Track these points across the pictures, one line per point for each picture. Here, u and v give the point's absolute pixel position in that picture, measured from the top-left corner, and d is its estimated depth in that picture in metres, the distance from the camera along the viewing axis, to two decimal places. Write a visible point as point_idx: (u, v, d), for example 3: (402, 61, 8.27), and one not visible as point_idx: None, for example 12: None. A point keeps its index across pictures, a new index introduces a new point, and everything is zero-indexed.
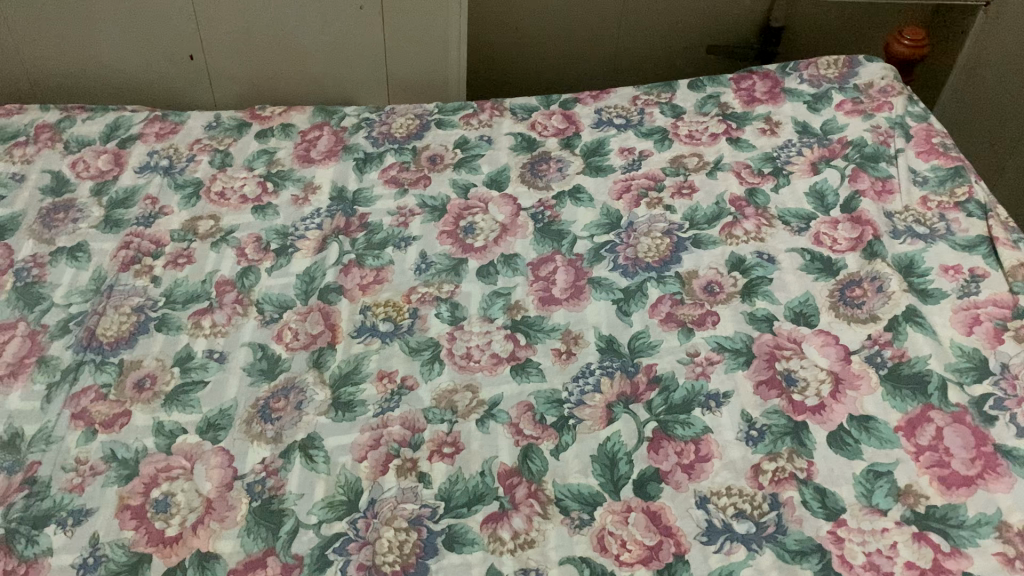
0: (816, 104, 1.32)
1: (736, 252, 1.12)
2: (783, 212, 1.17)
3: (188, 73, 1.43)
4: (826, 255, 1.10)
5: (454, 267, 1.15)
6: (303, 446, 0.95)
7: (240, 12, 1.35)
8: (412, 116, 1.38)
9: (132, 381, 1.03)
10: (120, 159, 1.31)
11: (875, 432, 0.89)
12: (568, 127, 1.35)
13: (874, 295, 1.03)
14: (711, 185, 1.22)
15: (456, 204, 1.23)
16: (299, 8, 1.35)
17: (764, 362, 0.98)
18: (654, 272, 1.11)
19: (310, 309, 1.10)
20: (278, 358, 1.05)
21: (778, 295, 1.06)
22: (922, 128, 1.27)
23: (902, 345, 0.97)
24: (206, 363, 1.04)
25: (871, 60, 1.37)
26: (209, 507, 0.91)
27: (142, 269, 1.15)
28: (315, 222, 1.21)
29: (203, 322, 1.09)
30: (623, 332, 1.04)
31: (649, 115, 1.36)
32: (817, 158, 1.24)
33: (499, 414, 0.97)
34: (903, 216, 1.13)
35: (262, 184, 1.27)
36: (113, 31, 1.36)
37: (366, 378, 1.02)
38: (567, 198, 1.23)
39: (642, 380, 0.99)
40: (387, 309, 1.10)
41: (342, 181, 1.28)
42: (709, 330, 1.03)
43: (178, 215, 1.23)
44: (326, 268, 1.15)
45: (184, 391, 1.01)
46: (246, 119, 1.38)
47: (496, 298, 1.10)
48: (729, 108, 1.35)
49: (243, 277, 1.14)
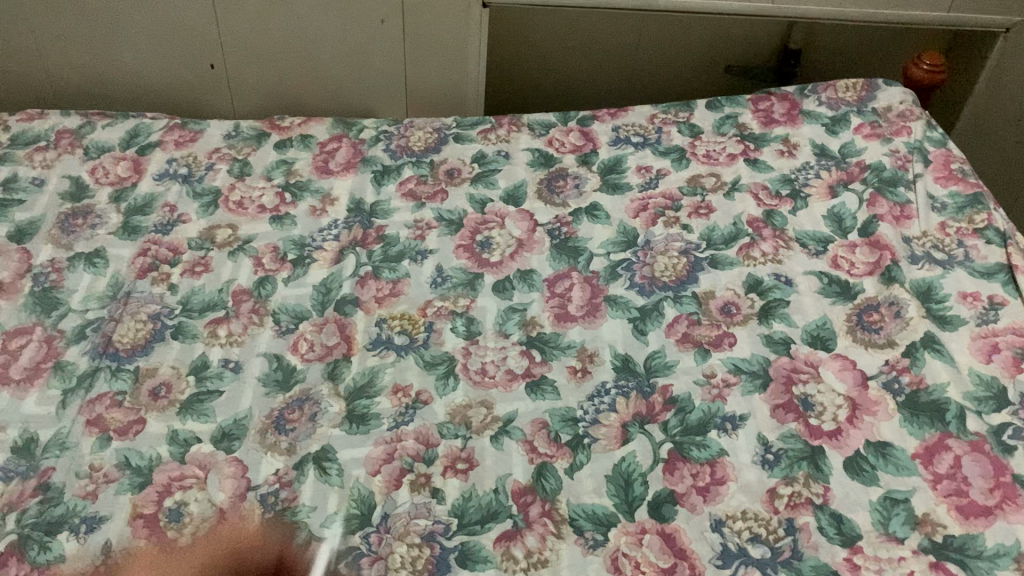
0: (834, 127, 1.33)
1: (753, 273, 1.12)
2: (801, 234, 1.17)
3: (208, 83, 1.43)
4: (843, 279, 1.09)
5: (470, 281, 1.15)
6: (317, 458, 0.95)
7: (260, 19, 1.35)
8: (430, 129, 1.39)
9: (147, 389, 1.03)
10: (139, 166, 1.31)
11: (893, 458, 0.89)
12: (586, 144, 1.36)
13: (891, 320, 1.03)
14: (728, 205, 1.22)
15: (473, 218, 1.24)
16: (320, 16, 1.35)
17: (781, 386, 0.98)
18: (671, 292, 1.11)
19: (326, 320, 1.10)
20: (293, 369, 1.05)
21: (795, 318, 1.05)
22: (941, 153, 1.27)
23: (920, 372, 0.97)
24: (222, 372, 1.05)
25: (890, 84, 1.38)
26: (222, 517, 0.91)
27: (159, 276, 1.16)
28: (332, 233, 1.22)
29: (219, 331, 1.09)
30: (640, 351, 1.04)
31: (667, 134, 1.36)
32: (835, 181, 1.24)
33: (513, 431, 0.97)
34: (921, 241, 1.13)
35: (281, 193, 1.27)
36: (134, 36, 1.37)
37: (381, 391, 1.02)
38: (584, 214, 1.23)
39: (658, 400, 0.98)
40: (403, 322, 1.10)
41: (360, 193, 1.28)
42: (726, 351, 1.03)
43: (196, 223, 1.23)
44: (343, 280, 1.15)
45: (199, 399, 1.02)
46: (266, 128, 1.39)
47: (512, 313, 1.10)
48: (747, 128, 1.36)
49: (260, 287, 1.14)
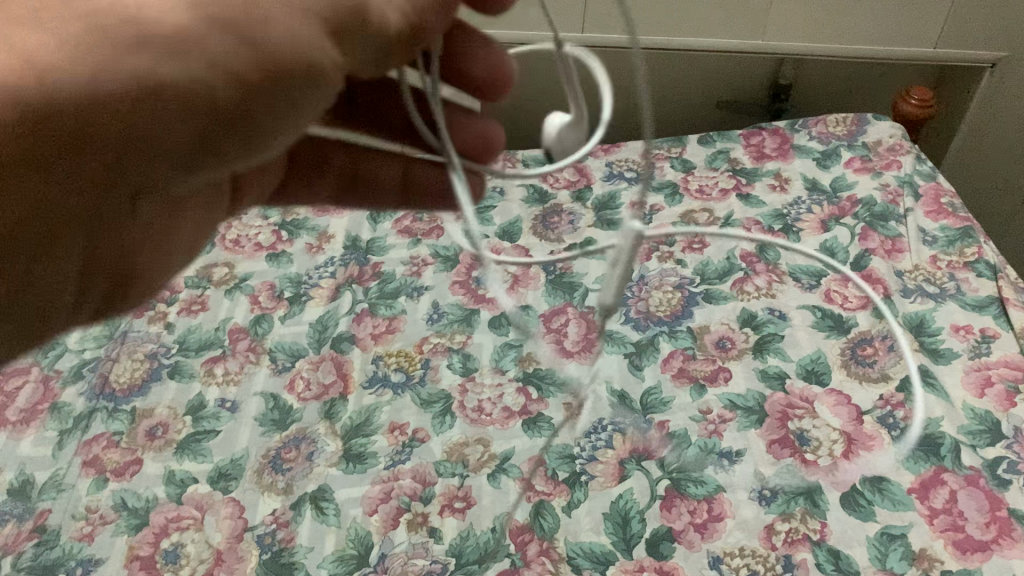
0: (825, 161, 1.35)
1: (747, 308, 1.12)
2: (794, 269, 1.18)
3: None
4: (837, 313, 1.10)
5: (466, 317, 1.15)
6: (314, 498, 0.95)
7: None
8: None
9: (143, 429, 1.03)
10: None
11: (889, 493, 0.89)
12: (580, 179, 1.35)
13: (885, 354, 1.03)
14: (722, 240, 1.23)
15: (468, 254, 1.25)
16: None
17: (777, 421, 0.98)
18: (666, 326, 1.12)
19: (323, 358, 1.10)
20: (289, 408, 1.05)
21: (789, 352, 1.06)
22: (931, 188, 1.28)
23: (914, 406, 0.97)
24: (218, 413, 1.05)
25: (879, 119, 1.41)
26: (219, 558, 0.90)
27: (156, 315, 1.16)
28: (328, 271, 1.22)
29: (216, 370, 1.09)
30: (635, 387, 1.05)
31: (659, 169, 1.38)
32: (827, 215, 1.25)
33: (510, 469, 0.97)
34: (913, 275, 1.14)
35: (277, 232, 1.28)
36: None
37: (378, 429, 1.02)
38: (579, 250, 1.24)
39: (655, 437, 0.99)
40: (400, 359, 1.10)
41: (356, 231, 1.28)
42: (721, 387, 1.03)
43: (193, 262, 1.24)
44: (339, 316, 1.15)
45: (196, 440, 1.02)
46: None
47: (507, 349, 1.11)
48: (739, 163, 1.37)
49: (256, 325, 1.15)
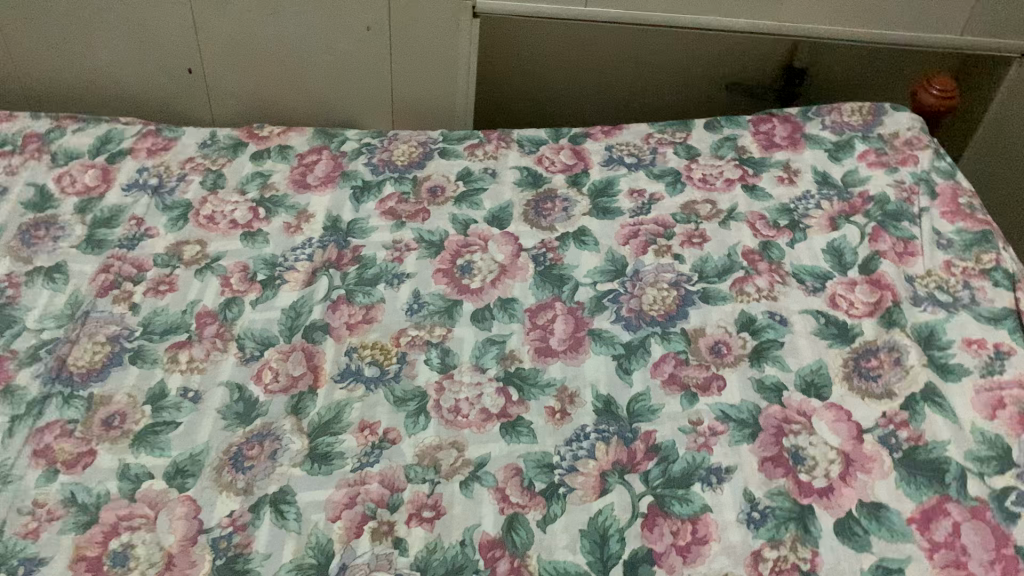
0: (837, 153, 1.28)
1: (746, 311, 1.06)
2: (798, 269, 1.10)
3: (185, 88, 1.38)
4: (841, 320, 1.03)
5: (448, 309, 1.09)
6: (275, 500, 0.90)
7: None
8: (415, 143, 1.33)
9: (100, 418, 0.97)
10: (108, 175, 1.25)
11: (887, 522, 0.83)
12: (577, 164, 1.30)
13: (891, 368, 0.97)
14: (723, 235, 1.16)
15: (454, 241, 1.18)
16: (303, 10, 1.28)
17: (771, 437, 0.92)
18: (659, 328, 1.05)
19: (293, 348, 1.04)
20: (255, 401, 0.99)
21: (789, 361, 0.99)
22: (949, 185, 1.20)
23: (919, 427, 0.90)
24: (180, 403, 0.99)
25: (897, 109, 1.34)
26: (169, 562, 0.85)
27: (121, 294, 1.10)
28: (305, 253, 1.16)
29: (180, 356, 1.04)
30: (622, 392, 0.98)
31: (662, 155, 1.30)
32: (836, 212, 1.18)
33: (484, 476, 0.91)
34: (925, 281, 1.07)
35: (254, 209, 1.21)
36: (47, 29, 1.30)
37: (347, 428, 0.96)
38: (571, 240, 1.17)
39: (640, 448, 0.93)
40: (375, 352, 1.04)
41: (337, 211, 1.22)
42: (714, 397, 0.97)
43: (164, 238, 1.17)
44: (314, 303, 1.09)
45: (154, 431, 0.96)
46: (243, 137, 1.32)
47: (489, 346, 1.04)
48: (746, 151, 1.30)
49: (226, 308, 1.08)
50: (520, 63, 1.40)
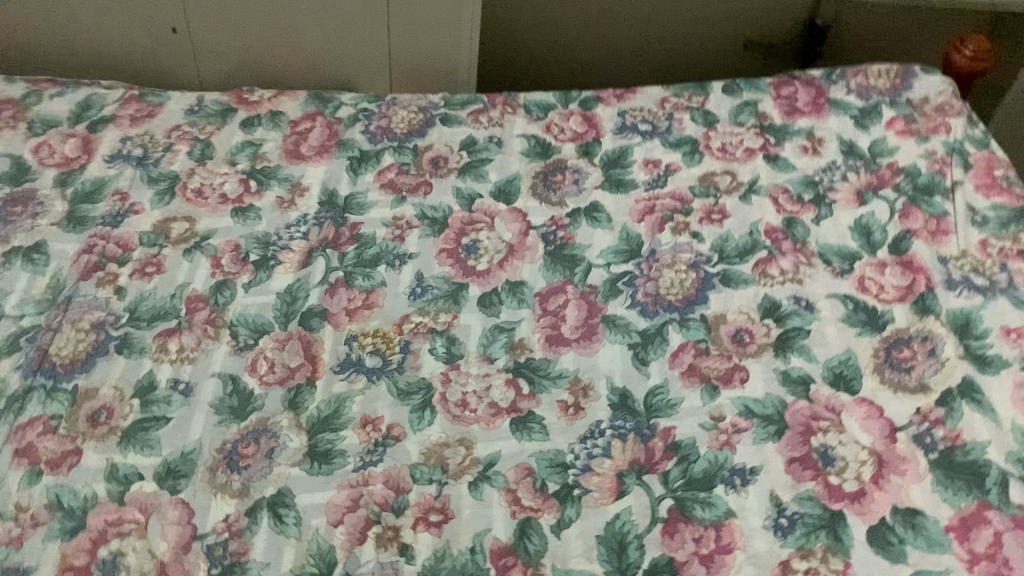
0: (864, 120, 1.20)
1: (770, 295, 1.00)
2: (823, 249, 1.04)
3: (170, 48, 1.29)
4: (871, 305, 0.97)
5: (453, 293, 1.03)
6: (272, 504, 0.85)
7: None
8: (416, 109, 1.25)
9: (86, 414, 0.92)
10: (89, 144, 1.17)
11: (923, 531, 0.78)
12: (588, 131, 1.22)
13: (925, 359, 0.91)
14: (744, 212, 1.10)
15: (459, 217, 1.11)
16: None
17: (798, 436, 0.86)
18: (677, 314, 0.99)
19: (289, 336, 0.98)
20: (250, 394, 0.93)
21: (815, 352, 0.93)
22: (983, 156, 1.13)
23: (956, 425, 0.85)
24: (170, 396, 0.93)
25: (927, 71, 1.25)
26: (162, 572, 0.81)
27: (106, 277, 1.03)
28: (301, 231, 1.09)
29: (170, 345, 0.97)
30: (639, 385, 0.92)
31: (678, 122, 1.22)
32: (864, 185, 1.11)
33: (494, 477, 0.86)
34: (959, 262, 1.01)
35: (245, 182, 1.14)
36: None
37: (348, 424, 0.91)
38: (583, 216, 1.11)
39: (659, 446, 0.87)
40: (376, 340, 0.98)
41: (334, 184, 1.15)
42: (736, 390, 0.91)
43: (149, 214, 1.10)
44: (311, 287, 1.03)
45: (143, 428, 0.91)
46: (232, 103, 1.25)
47: (498, 333, 0.99)
48: (767, 118, 1.22)
49: (217, 293, 1.02)
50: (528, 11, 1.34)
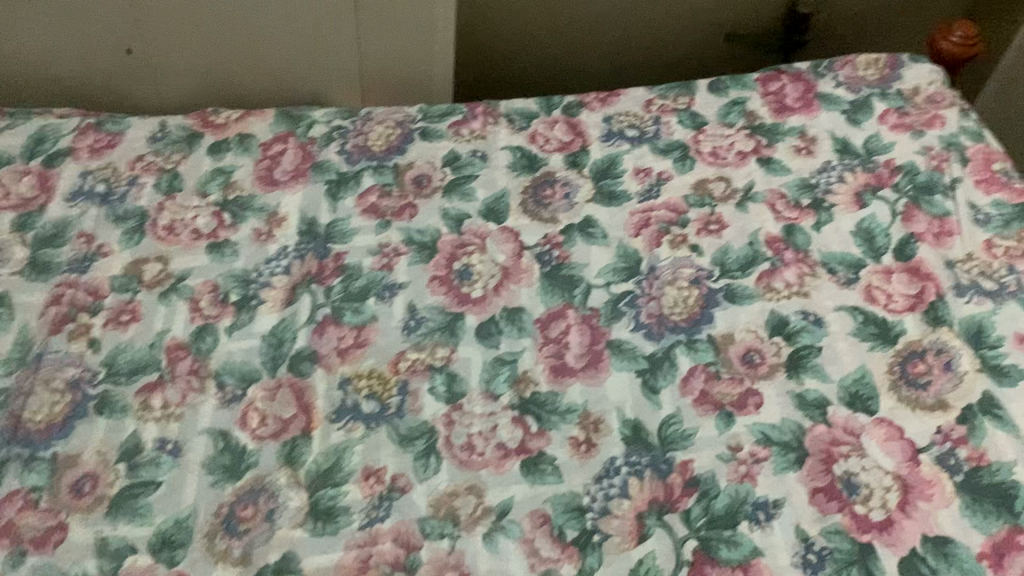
0: (856, 115, 1.16)
1: (777, 311, 0.97)
2: (827, 257, 1.01)
3: (126, 71, 1.21)
4: (881, 317, 0.95)
5: (448, 324, 0.98)
6: (278, 571, 0.80)
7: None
8: (392, 124, 1.19)
9: (69, 483, 0.86)
10: (47, 182, 1.10)
11: (956, 560, 0.77)
12: (574, 140, 1.18)
13: (941, 374, 0.89)
14: (742, 220, 1.06)
15: (448, 240, 1.06)
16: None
17: (820, 464, 0.84)
18: (684, 335, 0.95)
19: (279, 384, 0.93)
20: (243, 450, 0.88)
21: (829, 371, 0.91)
22: (980, 149, 1.11)
23: (979, 444, 0.84)
24: (158, 458, 0.88)
25: (916, 60, 1.22)
26: None
27: (78, 329, 0.97)
28: (282, 265, 1.03)
29: (153, 401, 0.92)
30: (652, 416, 0.89)
31: (666, 126, 1.18)
32: (862, 186, 1.08)
33: (509, 526, 0.82)
34: (966, 266, 0.99)
35: (218, 214, 1.08)
36: None
37: (350, 477, 0.86)
38: (577, 233, 1.06)
39: (677, 482, 0.84)
40: (372, 382, 0.93)
41: (313, 211, 1.09)
42: (752, 416, 0.88)
43: (119, 256, 1.03)
44: (297, 328, 0.97)
45: (132, 495, 0.86)
46: (197, 127, 1.18)
47: (499, 367, 0.94)
48: (757, 117, 1.18)
49: (199, 340, 0.96)
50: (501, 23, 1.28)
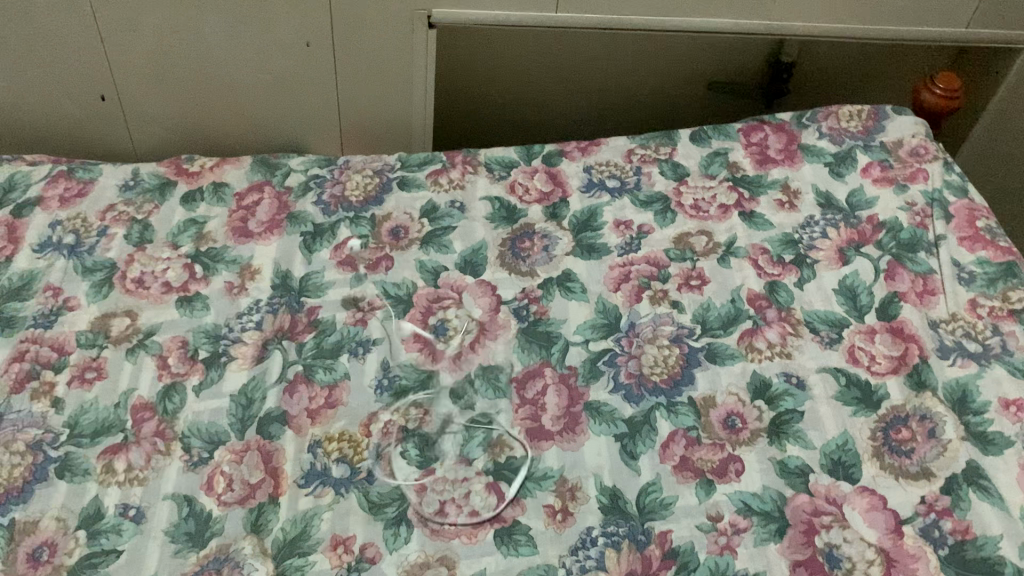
0: (839, 167, 1.15)
1: (759, 372, 0.95)
2: (809, 316, 1.00)
3: (99, 116, 1.20)
4: (864, 379, 0.93)
5: (422, 383, 0.96)
6: None
7: (170, 16, 1.08)
8: (370, 173, 1.18)
9: (25, 551, 0.82)
10: (15, 232, 1.08)
11: None
12: (554, 191, 1.16)
13: (924, 441, 0.88)
14: (724, 276, 1.04)
15: (424, 294, 1.04)
16: (234, 26, 1.10)
17: (802, 535, 0.82)
18: (664, 397, 0.93)
19: (247, 446, 0.90)
20: (208, 516, 0.85)
21: (811, 437, 0.89)
22: (963, 206, 1.11)
23: (963, 516, 0.82)
24: (120, 524, 0.84)
25: (899, 111, 1.21)
26: None
27: (40, 387, 0.93)
28: (253, 320, 1.01)
29: (116, 464, 0.88)
30: (630, 483, 0.87)
31: (647, 176, 1.17)
32: (845, 242, 1.07)
33: None
34: (950, 326, 0.98)
35: (189, 267, 1.06)
36: None
37: (317, 546, 0.83)
38: (556, 286, 1.04)
39: (656, 554, 0.82)
40: (343, 445, 0.91)
41: (286, 264, 1.07)
42: (733, 484, 0.86)
43: (86, 310, 1.01)
44: (267, 387, 0.95)
45: (91, 564, 0.81)
46: (171, 175, 1.17)
47: (474, 430, 0.92)
48: (740, 169, 1.17)
49: (165, 399, 0.93)
50: (489, 70, 1.30)
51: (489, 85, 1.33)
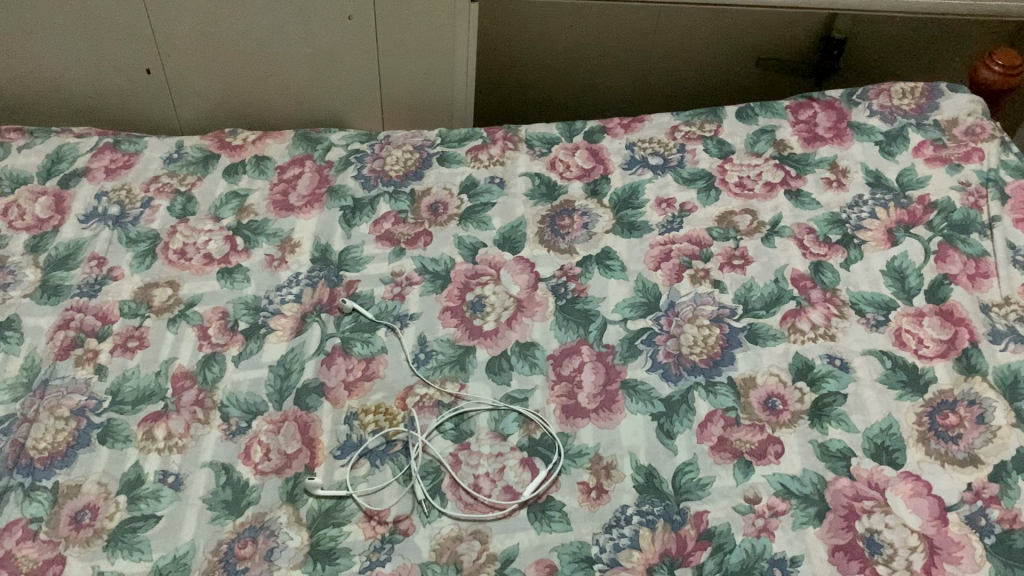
0: (890, 146, 1.12)
1: (802, 354, 0.93)
2: (855, 297, 0.97)
3: (146, 89, 1.21)
4: (910, 362, 0.91)
5: (459, 358, 0.95)
6: None
7: None
8: (411, 148, 1.17)
9: (67, 515, 0.83)
10: (62, 204, 1.10)
11: None
12: (595, 167, 1.14)
13: (972, 426, 0.85)
14: (768, 256, 1.02)
15: (462, 270, 1.04)
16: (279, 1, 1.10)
17: (842, 521, 0.80)
18: (702, 377, 0.91)
19: (284, 417, 0.91)
20: (245, 485, 0.86)
21: (854, 420, 0.87)
22: (1020, 186, 1.07)
23: (1012, 504, 0.80)
24: (159, 490, 0.85)
25: (955, 89, 1.17)
26: None
27: (84, 354, 0.95)
28: (292, 292, 1.02)
29: (156, 432, 0.89)
30: (666, 463, 0.85)
31: (691, 154, 1.15)
32: (895, 222, 1.04)
33: None
34: (1003, 310, 0.95)
35: (231, 239, 1.07)
36: None
37: (351, 518, 0.83)
38: (595, 264, 1.03)
39: (691, 534, 0.80)
40: (379, 418, 0.91)
41: (326, 238, 1.07)
42: (771, 466, 0.84)
43: (130, 280, 1.02)
44: (305, 359, 0.95)
45: (131, 529, 0.82)
46: (215, 149, 1.18)
47: (510, 406, 0.91)
48: (787, 147, 1.14)
49: (205, 368, 0.94)
50: (535, 45, 1.32)
51: (536, 60, 1.34)
